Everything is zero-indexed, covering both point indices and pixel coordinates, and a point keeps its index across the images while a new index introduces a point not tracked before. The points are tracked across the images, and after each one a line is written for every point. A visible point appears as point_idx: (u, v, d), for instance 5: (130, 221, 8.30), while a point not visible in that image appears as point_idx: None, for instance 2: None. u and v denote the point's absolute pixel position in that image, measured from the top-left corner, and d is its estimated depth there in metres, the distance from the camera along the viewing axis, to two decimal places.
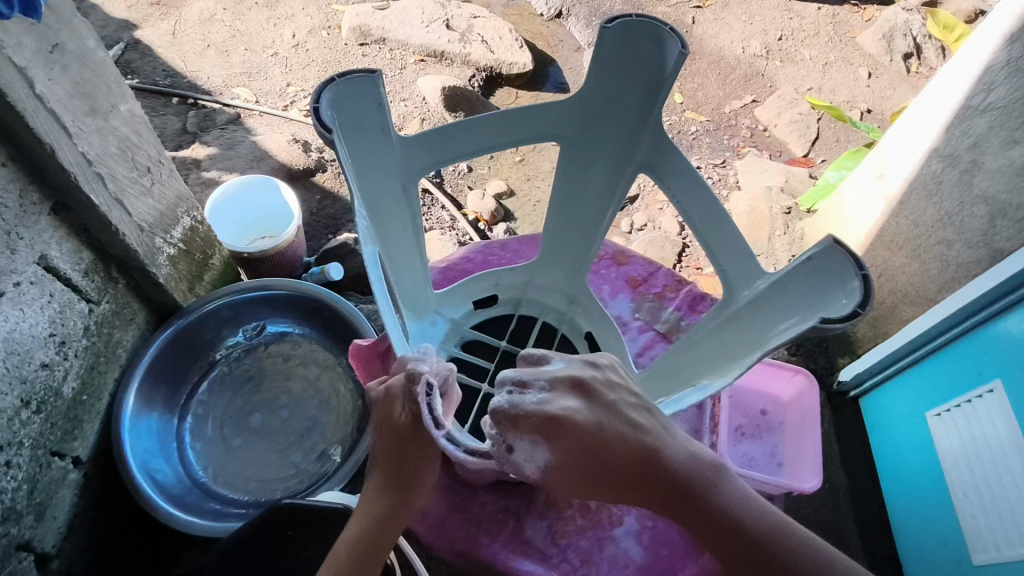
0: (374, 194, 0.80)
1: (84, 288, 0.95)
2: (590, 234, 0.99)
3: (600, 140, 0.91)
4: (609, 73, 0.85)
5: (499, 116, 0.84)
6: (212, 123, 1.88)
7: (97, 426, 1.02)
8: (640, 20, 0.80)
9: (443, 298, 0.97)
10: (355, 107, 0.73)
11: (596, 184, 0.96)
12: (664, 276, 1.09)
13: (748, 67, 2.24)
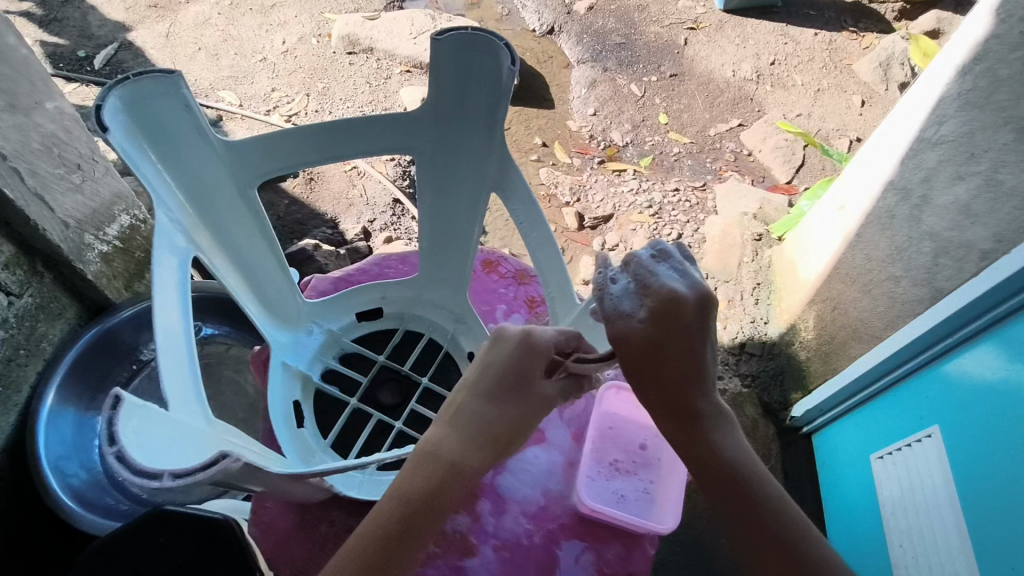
0: (199, 203, 0.72)
1: (4, 281, 0.95)
2: (464, 249, 0.93)
3: (461, 154, 0.84)
4: (457, 85, 0.77)
5: (345, 124, 0.77)
6: None
7: (13, 418, 1.02)
8: (478, 30, 0.72)
9: (322, 308, 0.95)
10: (156, 109, 0.64)
11: (461, 203, 0.89)
12: None
13: (737, 91, 2.21)
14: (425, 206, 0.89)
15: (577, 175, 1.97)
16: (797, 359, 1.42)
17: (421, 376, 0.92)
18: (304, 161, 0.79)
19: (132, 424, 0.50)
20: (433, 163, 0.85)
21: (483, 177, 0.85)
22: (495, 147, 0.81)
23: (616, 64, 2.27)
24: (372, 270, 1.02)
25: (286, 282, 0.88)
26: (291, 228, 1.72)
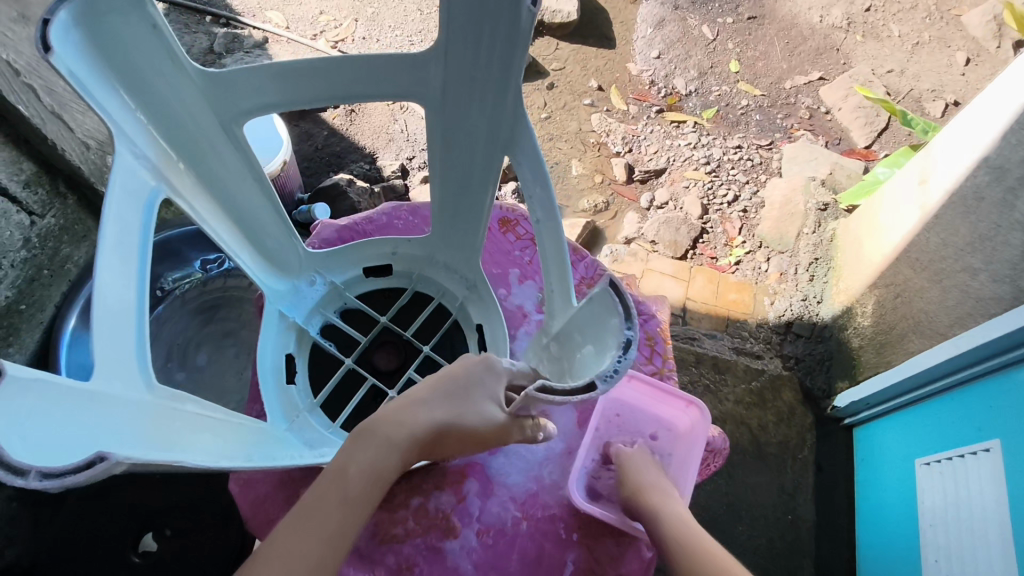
0: (175, 136, 0.67)
1: (24, 200, 0.93)
2: (478, 212, 0.85)
3: (473, 104, 0.74)
4: (468, 25, 0.66)
5: (340, 66, 0.69)
6: (238, 46, 1.86)
7: (38, 336, 1.02)
8: None
9: (327, 260, 0.91)
10: (120, 31, 0.58)
11: (472, 159, 0.80)
12: (584, 266, 1.00)
13: (822, 39, 1.98)
14: (437, 159, 0.82)
15: (632, 123, 1.83)
16: (848, 345, 1.31)
17: (422, 343, 0.88)
18: (296, 101, 0.72)
19: (20, 404, 0.39)
20: (443, 110, 0.76)
21: (496, 134, 0.75)
22: (509, 100, 0.71)
23: (688, 2, 2.07)
24: (380, 220, 0.99)
25: (282, 226, 0.84)
26: (329, 162, 1.68)
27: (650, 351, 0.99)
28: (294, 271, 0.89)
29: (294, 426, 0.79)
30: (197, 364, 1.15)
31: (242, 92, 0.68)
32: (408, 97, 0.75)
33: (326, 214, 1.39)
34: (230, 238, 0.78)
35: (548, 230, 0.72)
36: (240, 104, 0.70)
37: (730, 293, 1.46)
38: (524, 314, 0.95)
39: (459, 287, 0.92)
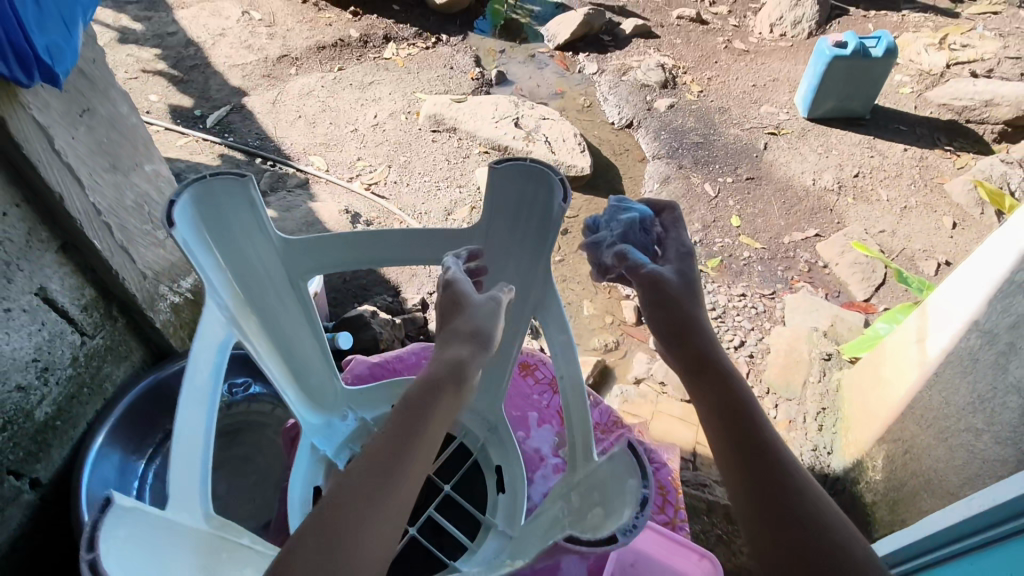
0: (249, 288, 0.79)
1: (79, 321, 1.02)
2: (502, 368, 0.96)
3: (505, 272, 0.88)
4: (506, 211, 0.84)
5: (395, 235, 0.83)
6: (282, 185, 2.04)
7: (65, 451, 1.06)
8: (537, 163, 0.80)
9: (361, 397, 0.96)
10: (220, 207, 0.73)
11: (502, 316, 0.93)
12: (599, 413, 1.05)
13: (816, 200, 2.15)
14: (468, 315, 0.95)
15: None
16: (861, 500, 1.30)
17: (444, 482, 0.93)
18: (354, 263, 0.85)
19: (116, 534, 0.48)
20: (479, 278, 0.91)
21: (522, 297, 0.89)
22: (539, 272, 0.86)
23: (692, 163, 2.28)
24: (409, 359, 1.06)
25: (329, 367, 0.92)
26: (355, 292, 1.77)
27: (662, 500, 1.00)
28: (334, 408, 0.94)
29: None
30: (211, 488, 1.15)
31: (309, 254, 0.82)
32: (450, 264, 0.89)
33: (348, 342, 1.46)
34: (282, 378, 0.86)
35: (569, 379, 0.83)
36: (304, 264, 0.83)
37: None
38: (540, 457, 1.00)
39: (480, 428, 0.97)
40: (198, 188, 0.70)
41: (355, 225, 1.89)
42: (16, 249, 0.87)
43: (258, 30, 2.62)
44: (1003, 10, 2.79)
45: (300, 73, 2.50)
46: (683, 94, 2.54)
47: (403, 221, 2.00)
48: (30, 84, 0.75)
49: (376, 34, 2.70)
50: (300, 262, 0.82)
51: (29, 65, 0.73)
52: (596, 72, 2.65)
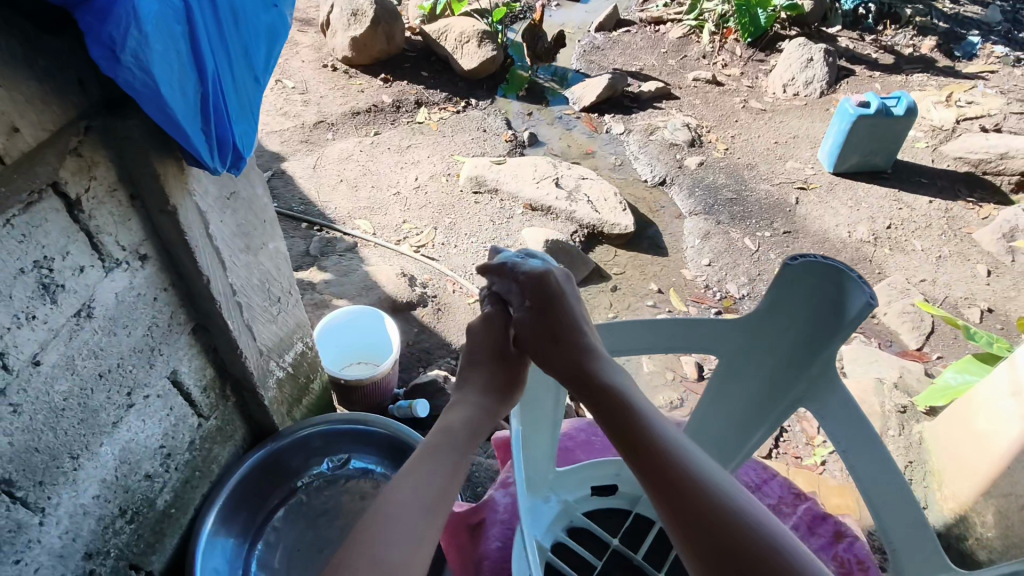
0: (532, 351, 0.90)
1: (199, 403, 0.98)
2: (740, 442, 1.01)
3: (761, 349, 0.93)
4: (796, 302, 0.87)
5: (655, 328, 0.91)
6: (332, 249, 2.03)
7: (176, 540, 0.99)
8: (828, 259, 0.80)
9: (560, 478, 0.95)
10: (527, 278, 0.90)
11: (747, 394, 0.98)
12: (779, 485, 1.02)
13: (854, 252, 2.21)
14: (711, 393, 1.00)
15: None
16: (972, 556, 1.26)
17: (654, 568, 0.89)
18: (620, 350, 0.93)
19: None
20: (739, 361, 0.96)
21: (777, 376, 0.93)
22: (819, 362, 0.87)
23: (729, 219, 2.33)
24: (580, 436, 1.06)
25: (549, 450, 0.92)
26: (419, 356, 1.73)
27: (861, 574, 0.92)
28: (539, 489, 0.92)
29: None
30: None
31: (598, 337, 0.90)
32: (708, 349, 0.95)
33: (425, 410, 1.41)
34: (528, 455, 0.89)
35: (863, 456, 0.82)
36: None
37: (833, 496, 1.36)
38: None
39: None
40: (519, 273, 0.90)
41: (413, 288, 1.88)
42: (159, 333, 0.85)
43: (293, 97, 2.67)
44: (1000, 69, 2.97)
45: (337, 138, 2.53)
46: (710, 152, 2.63)
47: (456, 282, 1.98)
48: (222, 171, 0.77)
49: (408, 99, 2.77)
50: None
51: (225, 150, 0.74)
52: (624, 132, 2.74)
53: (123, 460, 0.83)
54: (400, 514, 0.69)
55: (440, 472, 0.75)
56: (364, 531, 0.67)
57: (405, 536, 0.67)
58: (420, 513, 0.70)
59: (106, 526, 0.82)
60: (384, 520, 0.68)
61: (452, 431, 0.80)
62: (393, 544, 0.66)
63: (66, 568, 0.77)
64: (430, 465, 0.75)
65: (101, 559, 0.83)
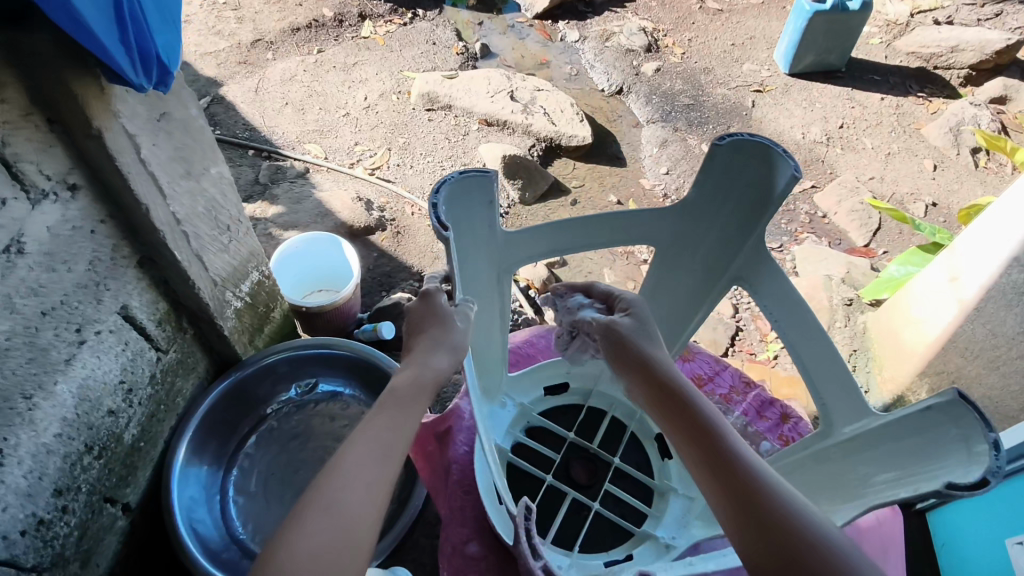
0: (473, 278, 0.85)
1: (155, 337, 0.96)
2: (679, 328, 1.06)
3: (700, 237, 0.95)
4: (727, 190, 0.88)
5: (594, 225, 0.89)
6: (282, 176, 1.95)
7: (149, 473, 1.01)
8: (752, 137, 0.82)
9: (513, 383, 0.99)
10: (468, 202, 0.76)
11: (689, 282, 1.01)
12: (730, 376, 1.08)
13: (808, 153, 2.23)
14: (654, 282, 1.03)
15: None
16: None
17: (609, 455, 0.93)
18: (562, 250, 0.90)
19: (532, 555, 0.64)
20: (674, 249, 0.98)
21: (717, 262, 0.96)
22: (751, 239, 0.90)
23: (687, 125, 2.31)
24: (541, 343, 1.09)
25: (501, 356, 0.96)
26: (381, 280, 1.72)
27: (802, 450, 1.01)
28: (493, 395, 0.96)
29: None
30: (281, 496, 1.11)
31: (544, 242, 0.87)
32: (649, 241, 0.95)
33: (390, 332, 1.41)
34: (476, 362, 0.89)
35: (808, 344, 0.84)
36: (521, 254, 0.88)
37: (782, 386, 1.46)
38: None
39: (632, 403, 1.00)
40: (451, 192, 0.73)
41: (370, 212, 1.84)
42: (103, 268, 0.82)
43: (224, 14, 2.47)
44: None
45: (277, 58, 2.38)
46: (667, 57, 2.56)
47: (414, 203, 1.94)
48: (148, 87, 0.71)
49: (350, 11, 2.59)
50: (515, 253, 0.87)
51: (149, 64, 0.69)
52: (579, 39, 2.64)
53: (81, 397, 0.83)
54: (353, 474, 0.61)
55: (395, 428, 0.67)
56: (312, 494, 0.59)
57: (357, 494, 0.60)
58: (376, 473, 0.62)
59: (74, 463, 0.84)
60: (336, 483, 0.60)
61: (408, 381, 0.72)
62: (344, 505, 0.58)
63: (38, 505, 0.79)
64: (385, 421, 0.67)
65: (73, 495, 0.84)
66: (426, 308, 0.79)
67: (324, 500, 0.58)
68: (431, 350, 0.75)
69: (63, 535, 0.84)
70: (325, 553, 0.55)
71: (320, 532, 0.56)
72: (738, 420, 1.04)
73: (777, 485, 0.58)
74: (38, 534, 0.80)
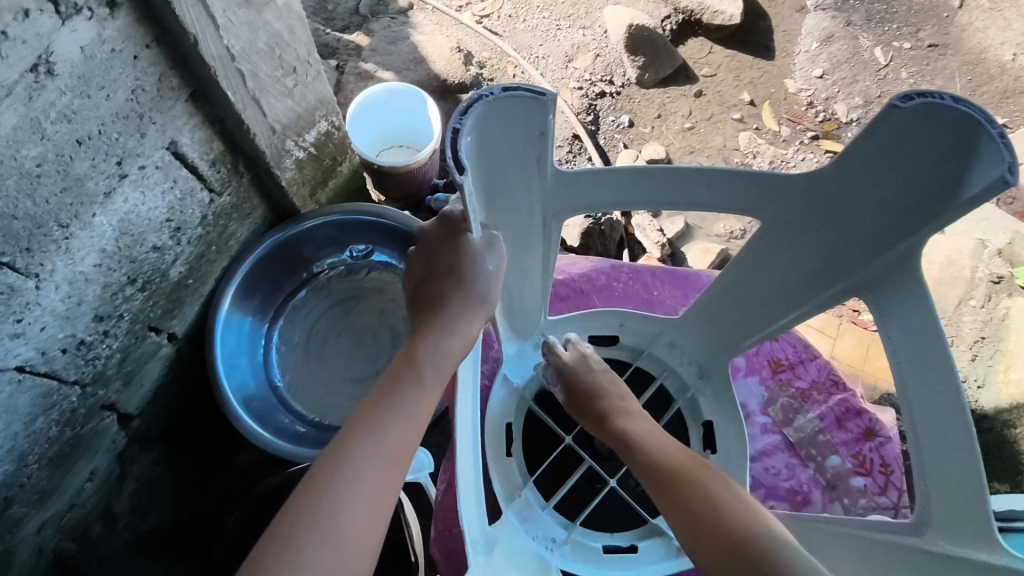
0: (496, 221, 0.65)
1: (209, 177, 0.91)
2: (750, 330, 0.79)
3: (824, 219, 0.66)
4: (889, 163, 0.59)
5: (665, 176, 0.62)
6: (382, 8, 1.76)
7: (197, 309, 1.02)
8: (956, 101, 0.53)
9: (557, 322, 0.84)
10: (498, 128, 0.55)
11: (785, 274, 0.72)
12: (815, 370, 0.89)
13: (1012, 81, 1.77)
14: (739, 266, 0.75)
15: (782, 147, 1.63)
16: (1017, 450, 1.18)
17: None
18: (623, 204, 0.66)
19: None
20: (779, 229, 0.69)
21: (837, 257, 0.67)
22: (899, 246, 0.62)
23: (863, 20, 1.81)
24: (597, 280, 0.97)
25: (541, 299, 0.78)
26: None
27: (884, 479, 0.83)
28: (528, 332, 0.82)
29: (530, 524, 0.72)
30: (323, 358, 1.14)
31: (600, 189, 0.64)
32: (748, 212, 0.66)
33: None
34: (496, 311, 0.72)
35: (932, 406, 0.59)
36: (569, 202, 0.65)
37: (880, 360, 1.24)
38: (748, 412, 0.87)
39: (689, 373, 0.83)
40: (487, 113, 0.52)
41: (468, 67, 1.64)
42: (148, 98, 0.75)
43: None
44: None
45: None
46: None
47: (517, 66, 1.68)
48: None
49: None
50: (562, 189, 0.63)
51: None
52: None
53: (123, 231, 0.80)
54: (359, 487, 0.50)
55: (411, 415, 0.55)
56: (298, 518, 0.48)
57: (363, 516, 0.49)
58: (385, 483, 0.51)
59: (116, 293, 0.84)
60: (337, 501, 0.48)
61: (428, 348, 0.59)
62: (347, 535, 0.48)
63: (77, 327, 0.80)
64: (399, 405, 0.55)
65: (115, 322, 0.85)
66: (448, 232, 0.62)
67: (309, 527, 0.47)
68: (454, 303, 0.61)
69: (104, 356, 0.86)
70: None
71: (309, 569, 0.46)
72: (809, 423, 0.87)
73: (758, 529, 0.51)
74: (79, 353, 0.82)
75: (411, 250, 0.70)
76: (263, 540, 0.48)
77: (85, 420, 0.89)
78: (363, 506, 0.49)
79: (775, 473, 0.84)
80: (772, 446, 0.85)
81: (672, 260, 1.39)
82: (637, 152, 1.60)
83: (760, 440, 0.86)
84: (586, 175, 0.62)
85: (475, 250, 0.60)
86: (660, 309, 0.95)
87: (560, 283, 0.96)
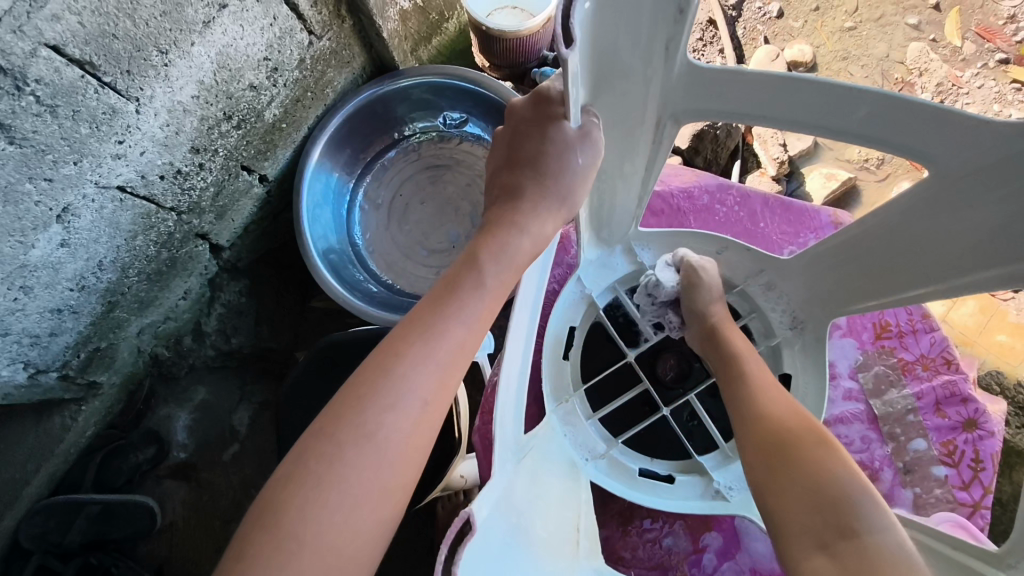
0: (602, 110, 0.58)
1: (309, 18, 0.87)
2: (866, 291, 0.67)
3: (997, 184, 0.50)
4: None
5: (813, 90, 0.52)
6: None
7: (290, 152, 1.02)
8: None
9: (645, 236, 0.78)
10: None
11: (920, 236, 0.59)
12: (928, 344, 0.81)
13: None
14: (873, 218, 0.62)
15: (960, 67, 1.35)
16: None
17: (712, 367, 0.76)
18: (753, 117, 0.56)
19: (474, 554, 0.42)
20: (928, 186, 0.55)
21: (1005, 232, 0.52)
22: None
23: None
24: (701, 201, 0.88)
25: (632, 208, 0.72)
26: None
27: (971, 474, 0.76)
28: (609, 238, 0.78)
29: (570, 430, 0.73)
30: (405, 223, 1.13)
31: (732, 94, 0.54)
32: (896, 154, 0.54)
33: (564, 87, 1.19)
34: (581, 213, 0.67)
35: None
36: (688, 100, 0.56)
37: (999, 333, 1.09)
38: (834, 374, 0.81)
39: (780, 321, 0.76)
40: None
41: None
42: None
43: None
44: None
45: None
46: None
47: None
48: None
49: None
50: (686, 89, 0.55)
51: None
52: None
53: (220, 65, 0.79)
54: (406, 394, 0.46)
55: (469, 324, 0.50)
56: (343, 415, 0.45)
57: (407, 424, 0.45)
58: (433, 392, 0.47)
59: (211, 128, 0.84)
60: (381, 404, 0.45)
61: (493, 249, 0.54)
62: (387, 442, 0.44)
63: (175, 156, 0.81)
64: (455, 311, 0.50)
65: (210, 156, 0.87)
66: (537, 115, 0.57)
67: (350, 421, 0.44)
68: (531, 197, 0.57)
69: (200, 187, 0.89)
70: (354, 511, 0.42)
71: (344, 463, 0.43)
72: (901, 399, 0.79)
73: (865, 497, 0.50)
74: (176, 182, 0.84)
75: (498, 130, 0.64)
76: (301, 442, 0.45)
77: (181, 244, 0.93)
78: (411, 407, 0.45)
79: (846, 442, 0.78)
80: (851, 413, 0.79)
81: (788, 180, 1.25)
82: (780, 50, 1.38)
83: (839, 405, 0.80)
84: (720, 77, 0.53)
85: (568, 141, 0.54)
86: (765, 247, 0.86)
87: (659, 197, 0.88)
